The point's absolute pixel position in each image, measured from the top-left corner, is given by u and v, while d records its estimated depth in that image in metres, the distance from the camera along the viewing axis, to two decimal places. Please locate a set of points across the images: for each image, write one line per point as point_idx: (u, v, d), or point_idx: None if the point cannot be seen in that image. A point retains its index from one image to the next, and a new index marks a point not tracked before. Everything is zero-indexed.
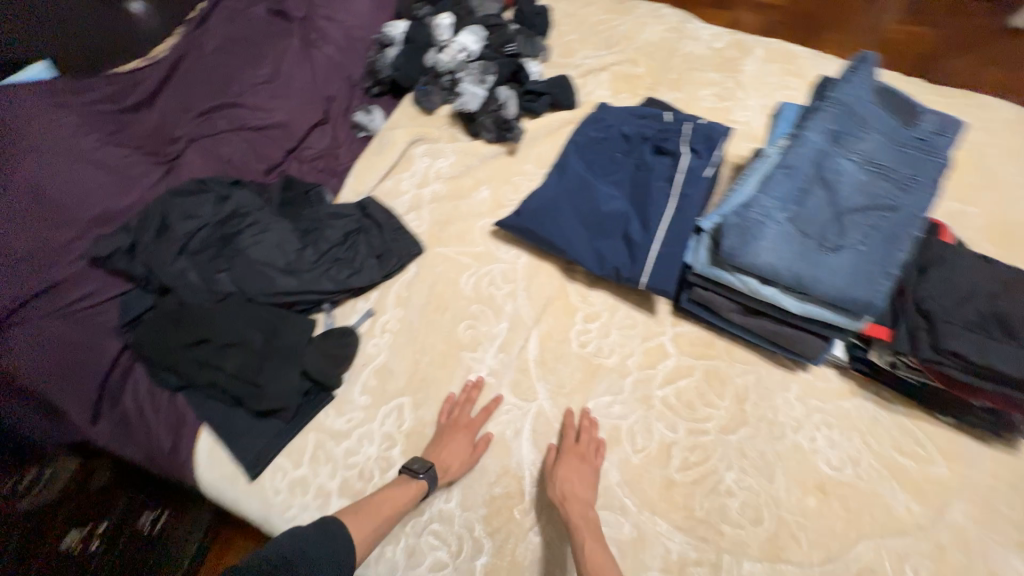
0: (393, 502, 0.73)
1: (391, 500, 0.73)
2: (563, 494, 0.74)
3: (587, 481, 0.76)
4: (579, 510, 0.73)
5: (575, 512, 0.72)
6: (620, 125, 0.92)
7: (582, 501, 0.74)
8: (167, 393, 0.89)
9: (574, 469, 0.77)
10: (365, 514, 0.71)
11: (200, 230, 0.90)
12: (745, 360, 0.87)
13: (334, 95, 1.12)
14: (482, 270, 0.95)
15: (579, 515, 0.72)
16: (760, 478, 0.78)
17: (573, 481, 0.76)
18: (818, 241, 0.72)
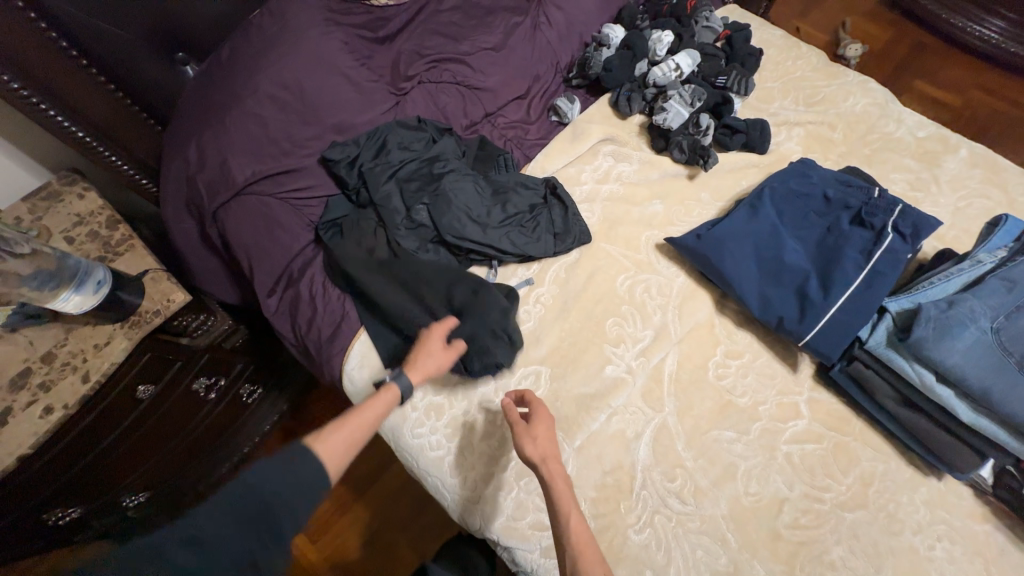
0: (363, 420, 0.66)
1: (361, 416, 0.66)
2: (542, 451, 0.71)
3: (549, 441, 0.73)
4: (558, 470, 0.70)
5: (555, 471, 0.70)
6: (823, 186, 0.93)
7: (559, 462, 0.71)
8: (338, 291, 0.99)
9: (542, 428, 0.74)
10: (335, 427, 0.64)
11: (411, 163, 1.01)
12: (881, 449, 0.85)
13: (541, 76, 1.20)
14: (639, 276, 0.99)
15: (558, 475, 0.69)
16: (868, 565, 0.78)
17: (549, 442, 0.73)
18: (1017, 361, 0.72)
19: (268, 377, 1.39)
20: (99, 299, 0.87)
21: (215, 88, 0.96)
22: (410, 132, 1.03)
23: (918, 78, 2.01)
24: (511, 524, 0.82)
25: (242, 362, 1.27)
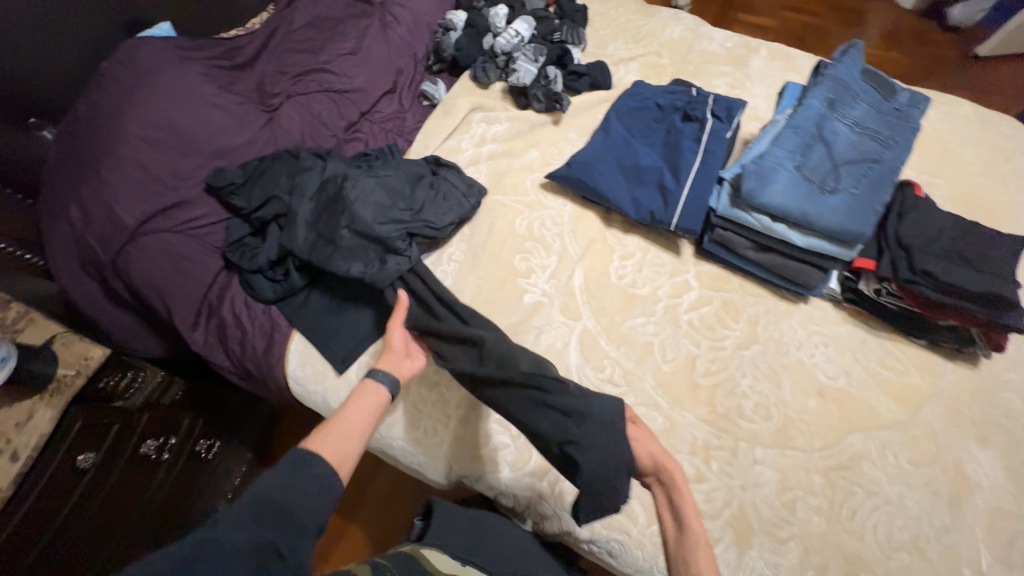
0: (360, 409, 0.71)
1: (356, 409, 0.71)
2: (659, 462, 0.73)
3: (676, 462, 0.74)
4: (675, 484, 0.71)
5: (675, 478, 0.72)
6: (654, 97, 1.10)
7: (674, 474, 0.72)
8: (262, 304, 1.03)
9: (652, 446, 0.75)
10: (328, 427, 0.67)
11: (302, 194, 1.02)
12: (756, 293, 1.03)
13: (403, 68, 1.30)
14: (533, 215, 1.11)
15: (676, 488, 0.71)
16: (771, 385, 0.94)
17: (648, 447, 0.75)
18: (820, 185, 0.89)
19: (223, 429, 1.34)
20: (8, 372, 0.84)
21: (80, 145, 0.97)
22: (292, 167, 1.05)
23: (739, 11, 2.34)
24: (477, 451, 0.91)
25: (189, 417, 1.22)
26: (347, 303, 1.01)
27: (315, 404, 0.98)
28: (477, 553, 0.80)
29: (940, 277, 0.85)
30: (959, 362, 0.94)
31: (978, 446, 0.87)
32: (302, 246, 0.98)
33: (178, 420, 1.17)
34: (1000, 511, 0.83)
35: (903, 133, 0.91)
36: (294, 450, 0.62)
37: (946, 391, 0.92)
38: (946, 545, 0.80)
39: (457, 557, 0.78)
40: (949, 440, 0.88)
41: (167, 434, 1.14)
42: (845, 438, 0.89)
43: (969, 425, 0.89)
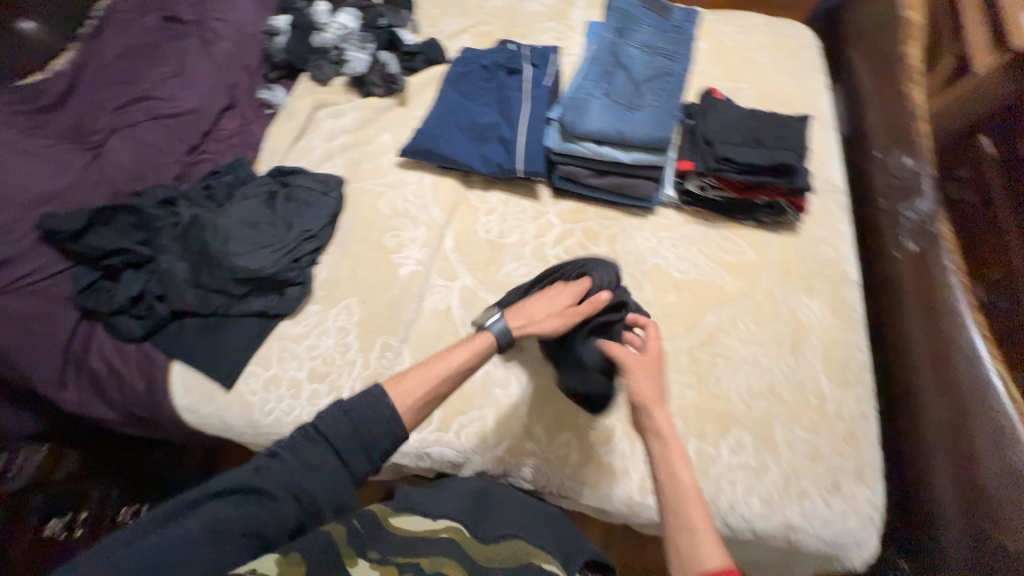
0: (452, 358, 0.78)
1: (444, 361, 0.78)
2: (649, 403, 0.73)
3: (664, 406, 0.74)
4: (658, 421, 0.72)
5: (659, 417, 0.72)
6: (479, 60, 1.17)
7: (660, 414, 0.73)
8: (133, 345, 0.98)
9: (652, 386, 0.75)
10: (416, 371, 0.76)
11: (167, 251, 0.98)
12: (610, 216, 1.12)
13: (239, 82, 1.28)
14: (396, 194, 1.14)
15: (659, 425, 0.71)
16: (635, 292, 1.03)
17: (640, 383, 0.75)
18: (627, 105, 1.01)
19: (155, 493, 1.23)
20: None
21: None
22: (144, 225, 1.00)
23: None
24: None
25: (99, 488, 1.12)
26: (219, 321, 0.98)
27: (212, 428, 0.96)
28: (445, 506, 0.80)
29: (739, 160, 0.98)
30: (782, 231, 1.08)
31: (807, 296, 1.02)
32: (189, 301, 0.96)
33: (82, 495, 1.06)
34: (832, 342, 0.97)
35: (682, 48, 1.06)
36: (374, 389, 0.73)
37: (776, 258, 1.06)
38: (794, 383, 0.93)
39: (427, 514, 0.79)
40: (784, 297, 1.01)
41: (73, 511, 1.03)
42: (702, 319, 1.00)
43: (797, 281, 1.03)
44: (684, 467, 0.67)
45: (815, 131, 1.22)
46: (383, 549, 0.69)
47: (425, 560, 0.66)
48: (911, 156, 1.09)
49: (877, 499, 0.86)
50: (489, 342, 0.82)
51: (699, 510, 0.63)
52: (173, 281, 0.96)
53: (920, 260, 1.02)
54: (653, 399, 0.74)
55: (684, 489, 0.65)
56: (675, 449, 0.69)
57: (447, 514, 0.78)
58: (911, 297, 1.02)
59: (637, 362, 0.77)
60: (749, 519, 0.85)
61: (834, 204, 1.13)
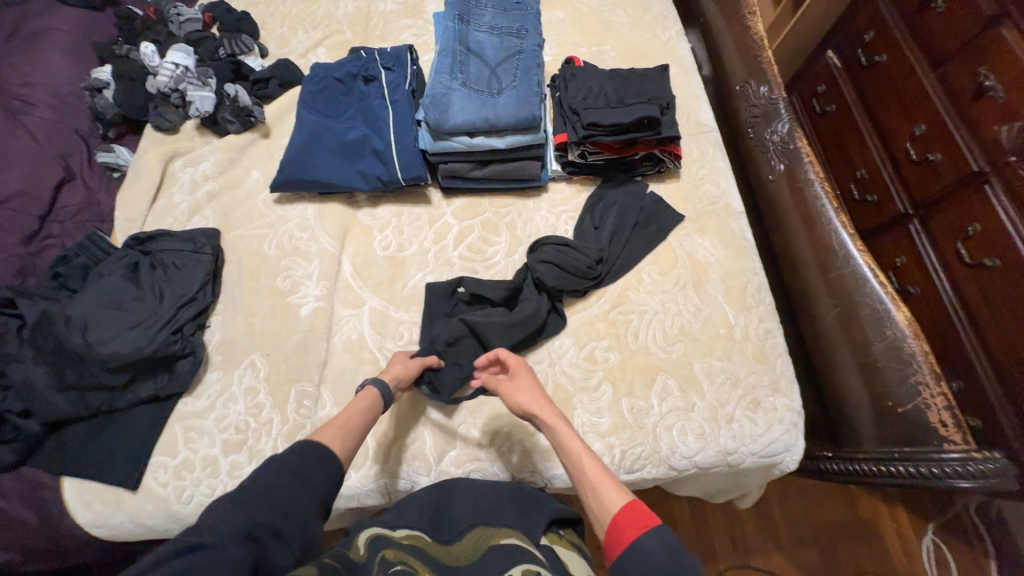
0: (353, 421, 0.76)
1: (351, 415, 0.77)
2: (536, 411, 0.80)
3: (551, 407, 0.81)
4: (552, 419, 0.79)
5: (552, 418, 0.79)
6: (331, 73, 1.10)
7: (552, 415, 0.80)
8: (9, 472, 0.87)
9: (533, 392, 0.83)
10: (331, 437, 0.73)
11: (23, 361, 0.87)
12: (504, 203, 1.11)
13: (71, 150, 1.14)
14: (279, 233, 1.07)
15: (553, 422, 0.79)
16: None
17: (526, 399, 0.82)
18: (488, 91, 0.99)
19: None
20: None
21: None
22: None
23: None
24: None
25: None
26: (108, 419, 0.89)
27: (130, 534, 0.87)
28: (407, 513, 0.78)
29: (605, 122, 0.99)
30: (666, 181, 1.12)
31: (699, 236, 1.06)
32: (63, 407, 0.86)
33: None
34: (730, 273, 1.03)
35: (529, 23, 1.07)
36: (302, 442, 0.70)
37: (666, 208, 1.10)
38: (704, 320, 0.98)
39: (389, 527, 0.75)
40: (680, 242, 1.05)
41: None
42: (612, 283, 1.02)
43: (690, 225, 1.08)
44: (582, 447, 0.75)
45: (678, 78, 1.27)
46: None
47: (388, 551, 0.68)
48: (765, 85, 1.20)
49: (795, 405, 0.93)
50: (378, 397, 0.81)
51: (602, 476, 0.71)
52: (38, 392, 0.86)
53: (790, 177, 1.11)
54: (538, 405, 0.81)
55: (582, 462, 0.73)
56: (568, 435, 0.77)
57: (410, 522, 0.76)
58: (790, 214, 1.10)
59: (508, 384, 0.85)
60: (689, 458, 0.89)
61: (709, 144, 1.19)
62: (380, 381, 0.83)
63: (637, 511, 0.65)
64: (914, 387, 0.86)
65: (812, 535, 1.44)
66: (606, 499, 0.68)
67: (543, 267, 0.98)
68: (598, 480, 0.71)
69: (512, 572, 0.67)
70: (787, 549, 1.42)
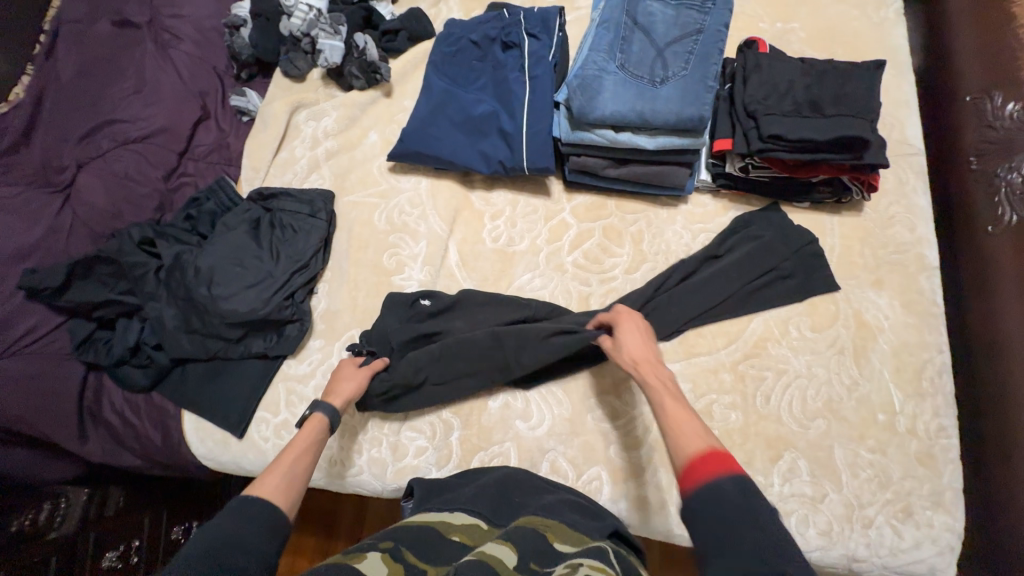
0: (296, 446, 0.71)
1: (294, 451, 0.70)
2: (637, 361, 0.72)
3: (655, 360, 0.72)
4: (652, 370, 0.70)
5: (649, 368, 0.71)
6: (467, 34, 0.99)
7: (652, 363, 0.72)
8: (142, 394, 0.96)
9: (640, 340, 0.75)
10: (271, 470, 0.66)
11: (159, 299, 0.94)
12: (633, 209, 0.97)
13: (209, 88, 1.16)
14: (390, 205, 1.03)
15: (652, 375, 0.69)
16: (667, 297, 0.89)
17: (634, 346, 0.74)
18: (649, 78, 0.83)
19: (205, 506, 1.17)
20: None
21: None
22: (130, 271, 0.94)
23: None
24: (398, 466, 0.87)
25: (149, 514, 1.02)
26: (222, 366, 0.95)
27: (233, 473, 0.94)
28: (466, 500, 0.73)
29: (792, 136, 0.80)
30: (843, 213, 0.91)
31: (874, 291, 0.86)
32: (188, 349, 0.93)
33: (138, 522, 0.99)
34: (906, 346, 0.83)
35: None
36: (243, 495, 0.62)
37: (836, 247, 0.89)
38: (859, 398, 0.81)
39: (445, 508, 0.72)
40: (847, 294, 0.86)
41: (125, 540, 0.96)
42: (748, 328, 0.87)
43: (863, 274, 0.87)
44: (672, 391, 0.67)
45: (887, 76, 0.99)
46: (397, 540, 0.62)
47: (433, 564, 0.58)
48: (1016, 101, 0.89)
49: (958, 526, 0.76)
50: (326, 423, 0.77)
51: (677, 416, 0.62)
52: (168, 331, 0.92)
53: (1021, 236, 0.85)
54: (641, 354, 0.73)
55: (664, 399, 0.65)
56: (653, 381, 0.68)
57: (465, 505, 0.72)
58: (1007, 286, 0.85)
59: (625, 330, 0.77)
60: (802, 551, 0.77)
61: (911, 171, 0.93)
62: (325, 403, 0.78)
63: (716, 456, 0.56)
64: None
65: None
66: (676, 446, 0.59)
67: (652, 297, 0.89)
68: (681, 421, 0.62)
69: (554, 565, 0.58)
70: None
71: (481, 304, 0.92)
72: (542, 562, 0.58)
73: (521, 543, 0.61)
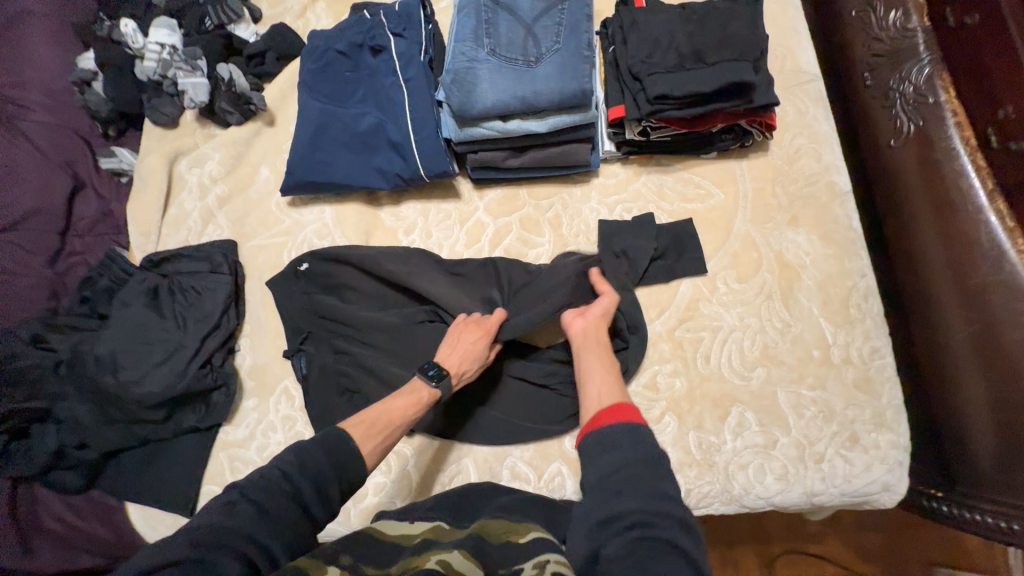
0: (395, 411, 0.71)
1: (387, 414, 0.70)
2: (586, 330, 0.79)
3: (603, 331, 0.79)
4: (597, 337, 0.78)
5: (593, 338, 0.78)
6: (331, 44, 0.91)
7: (597, 329, 0.79)
8: (79, 495, 0.90)
9: (597, 317, 0.79)
10: (373, 430, 0.68)
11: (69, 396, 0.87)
12: (545, 194, 0.94)
13: (76, 156, 1.05)
14: (298, 241, 0.98)
15: (592, 341, 0.78)
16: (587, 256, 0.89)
17: (594, 311, 0.80)
18: (523, 59, 0.77)
19: None
20: None
21: None
22: (32, 375, 0.87)
23: None
24: (360, 508, 0.85)
25: None
26: (158, 448, 0.90)
27: None
28: (426, 510, 0.70)
29: (678, 92, 0.77)
30: (751, 156, 0.90)
31: (792, 230, 0.86)
32: (114, 439, 0.87)
33: None
34: (830, 278, 0.83)
35: None
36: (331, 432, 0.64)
37: (749, 192, 0.88)
38: (793, 340, 0.81)
39: (406, 520, 0.68)
40: (765, 237, 0.86)
41: None
42: (677, 293, 0.86)
43: (780, 214, 0.87)
44: (612, 361, 0.76)
45: (769, 5, 0.97)
46: (357, 552, 0.58)
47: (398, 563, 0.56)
48: (897, 9, 0.89)
49: (902, 441, 0.78)
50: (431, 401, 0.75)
51: (602, 373, 0.73)
52: (90, 425, 0.87)
53: (922, 144, 0.85)
54: (594, 322, 0.79)
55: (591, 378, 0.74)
56: (599, 349, 0.77)
57: (427, 515, 0.69)
58: (917, 196, 0.86)
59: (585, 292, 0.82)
60: (764, 498, 0.78)
61: (809, 100, 0.92)
62: (443, 384, 0.76)
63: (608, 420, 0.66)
64: None
65: (879, 519, 1.28)
66: (591, 399, 0.70)
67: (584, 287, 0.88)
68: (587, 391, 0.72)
69: (522, 565, 0.57)
70: (849, 533, 1.28)
71: (364, 260, 0.91)
72: (508, 565, 0.57)
73: (488, 557, 0.59)
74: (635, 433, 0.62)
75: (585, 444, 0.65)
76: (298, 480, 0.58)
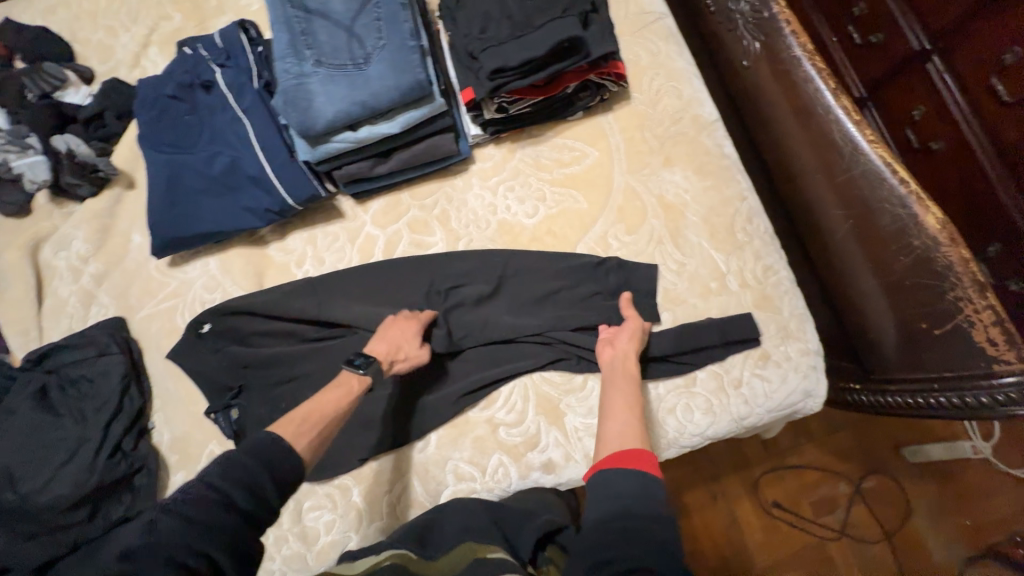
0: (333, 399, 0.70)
1: (325, 401, 0.69)
2: (622, 356, 0.75)
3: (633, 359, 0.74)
4: (627, 363, 0.74)
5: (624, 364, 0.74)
6: (160, 91, 0.86)
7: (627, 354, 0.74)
8: None
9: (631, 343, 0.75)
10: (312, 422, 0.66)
11: None
12: (427, 192, 0.92)
13: None
14: (187, 301, 0.93)
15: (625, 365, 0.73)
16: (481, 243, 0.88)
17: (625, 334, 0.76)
18: (352, 63, 0.75)
19: None
20: None
21: None
22: None
23: None
24: (314, 552, 0.81)
25: None
26: None
27: None
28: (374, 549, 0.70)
29: (514, 63, 0.76)
30: (615, 108, 0.90)
31: (667, 171, 0.87)
32: None
33: None
34: (712, 209, 0.85)
35: None
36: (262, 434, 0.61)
37: (620, 143, 0.88)
38: (690, 277, 0.83)
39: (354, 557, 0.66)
40: (644, 184, 0.86)
41: None
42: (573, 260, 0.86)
43: (654, 157, 0.87)
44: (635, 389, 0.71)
45: None
46: None
47: None
48: None
49: (811, 346, 0.81)
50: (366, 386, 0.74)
51: (625, 412, 0.67)
52: None
53: (770, 58, 0.86)
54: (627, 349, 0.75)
55: (614, 405, 0.69)
56: (624, 379, 0.72)
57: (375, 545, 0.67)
58: (778, 107, 0.87)
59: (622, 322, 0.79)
60: (699, 434, 0.79)
61: (659, 38, 0.92)
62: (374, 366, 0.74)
63: (638, 459, 0.61)
64: (953, 304, 0.71)
65: (841, 418, 1.34)
66: (607, 437, 0.65)
67: (485, 269, 0.87)
68: (611, 417, 0.67)
69: None
70: (819, 439, 1.31)
71: (261, 306, 0.88)
72: None
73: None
74: (645, 485, 0.57)
75: (595, 481, 0.60)
76: (230, 490, 0.54)
